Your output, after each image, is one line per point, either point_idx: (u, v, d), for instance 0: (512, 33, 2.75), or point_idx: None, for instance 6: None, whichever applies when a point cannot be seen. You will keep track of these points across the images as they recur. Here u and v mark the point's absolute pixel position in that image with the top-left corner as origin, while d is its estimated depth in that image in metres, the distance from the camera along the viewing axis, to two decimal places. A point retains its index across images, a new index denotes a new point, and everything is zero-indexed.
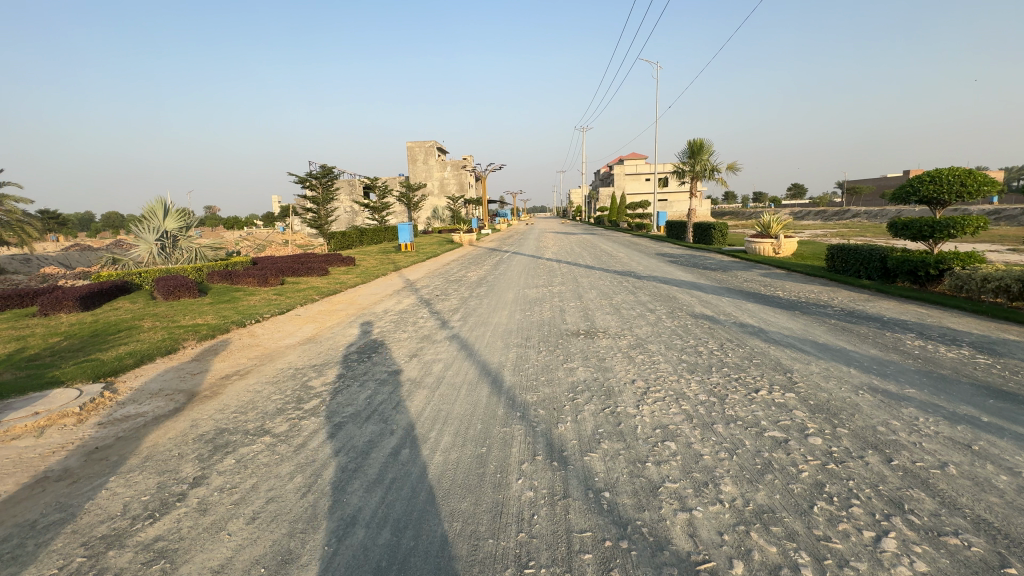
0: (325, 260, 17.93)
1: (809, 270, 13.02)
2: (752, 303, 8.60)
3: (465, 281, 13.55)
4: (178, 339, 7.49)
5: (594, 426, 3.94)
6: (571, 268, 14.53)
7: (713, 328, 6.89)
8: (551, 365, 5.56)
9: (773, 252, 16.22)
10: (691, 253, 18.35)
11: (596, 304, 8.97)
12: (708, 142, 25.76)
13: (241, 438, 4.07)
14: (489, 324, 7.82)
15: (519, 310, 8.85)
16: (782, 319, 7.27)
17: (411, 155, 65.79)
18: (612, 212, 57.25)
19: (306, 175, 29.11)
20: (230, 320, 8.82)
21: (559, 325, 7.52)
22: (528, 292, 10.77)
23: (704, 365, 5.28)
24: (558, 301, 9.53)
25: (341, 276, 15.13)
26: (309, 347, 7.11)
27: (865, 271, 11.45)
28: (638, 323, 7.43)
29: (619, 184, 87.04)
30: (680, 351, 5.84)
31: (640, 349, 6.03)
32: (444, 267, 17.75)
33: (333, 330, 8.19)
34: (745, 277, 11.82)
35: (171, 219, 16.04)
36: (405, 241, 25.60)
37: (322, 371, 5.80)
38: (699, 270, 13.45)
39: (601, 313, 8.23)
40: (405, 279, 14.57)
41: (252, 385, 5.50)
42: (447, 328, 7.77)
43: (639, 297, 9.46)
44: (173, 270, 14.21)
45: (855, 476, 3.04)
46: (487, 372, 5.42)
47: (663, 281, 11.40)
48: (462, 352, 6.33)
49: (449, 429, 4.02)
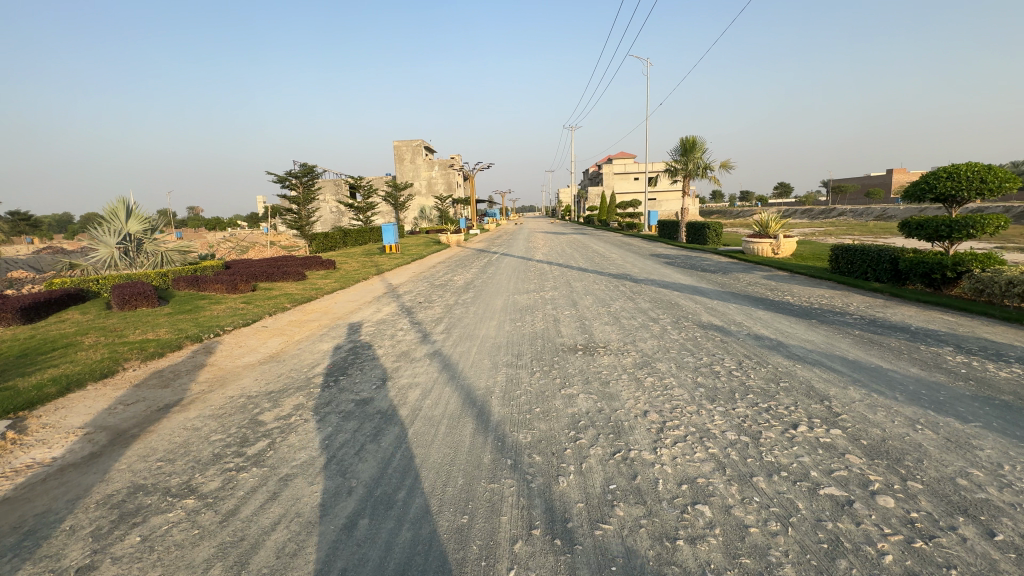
0: (303, 263, 16.96)
1: (813, 272, 12.41)
2: (763, 310, 7.88)
3: (451, 285, 12.73)
4: (120, 360, 6.55)
5: (604, 480, 3.15)
6: (564, 271, 13.71)
7: (726, 342, 6.13)
8: (547, 391, 4.76)
9: (773, 253, 15.61)
10: (687, 254, 17.66)
11: (593, 313, 8.21)
12: (701, 140, 25.17)
13: (157, 502, 3.20)
14: (475, 338, 6.99)
15: (509, 320, 8.04)
16: (801, 331, 6.54)
17: (397, 153, 64.57)
18: (601, 212, 56.71)
19: (286, 174, 27.98)
20: (186, 334, 7.87)
21: (554, 338, 6.72)
22: (518, 299, 9.96)
23: (726, 391, 4.52)
24: (552, 310, 8.73)
25: (319, 281, 14.21)
26: (269, 368, 6.22)
27: (873, 274, 10.85)
28: (642, 336, 6.65)
29: (609, 183, 86.78)
30: (694, 373, 5.08)
31: (647, 370, 5.25)
32: (429, 269, 16.87)
33: (300, 346, 7.30)
34: (749, 281, 11.13)
35: (134, 221, 14.92)
36: (390, 242, 24.69)
37: (278, 401, 4.94)
38: (698, 272, 12.77)
39: (600, 323, 7.45)
40: (388, 284, 13.71)
41: (191, 421, 4.61)
42: (428, 343, 6.92)
43: (640, 305, 8.69)
44: (134, 276, 13.13)
45: (957, 563, 2.29)
46: (472, 402, 4.59)
47: (663, 286, 10.70)
48: (443, 374, 5.50)
49: (422, 487, 3.19)
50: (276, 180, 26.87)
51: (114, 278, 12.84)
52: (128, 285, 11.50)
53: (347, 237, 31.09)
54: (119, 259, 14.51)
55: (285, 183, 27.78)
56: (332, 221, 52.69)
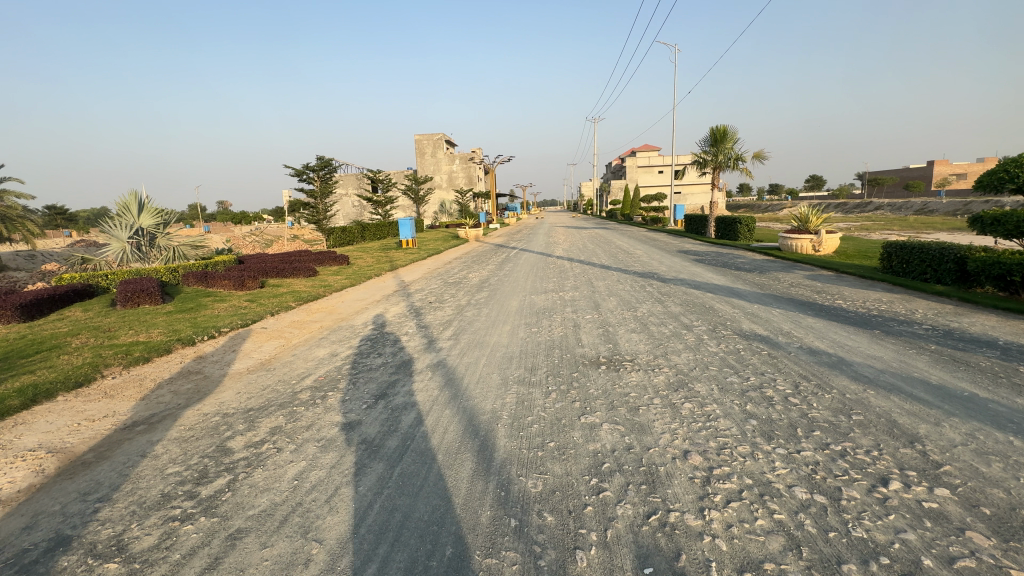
0: (317, 259, 16.54)
1: (862, 271, 11.27)
2: (813, 317, 6.91)
3: (466, 283, 12.04)
4: (101, 366, 6.06)
5: (637, 560, 2.37)
6: (586, 269, 12.85)
7: (776, 358, 5.24)
8: (563, 419, 3.99)
9: (813, 250, 14.41)
10: (717, 250, 16.53)
11: (618, 318, 7.39)
12: (733, 129, 23.78)
13: (73, 566, 2.58)
14: (485, 346, 6.26)
15: (524, 325, 7.28)
16: (865, 345, 5.59)
17: (418, 147, 64.30)
18: (625, 205, 55.38)
19: (304, 167, 27.71)
20: (179, 337, 7.37)
21: (574, 349, 5.93)
22: (535, 300, 9.18)
23: (785, 426, 3.67)
24: (572, 313, 7.92)
25: (330, 277, 13.72)
26: (256, 378, 5.61)
27: (934, 275, 9.71)
28: (674, 347, 5.80)
29: (632, 176, 84.88)
30: (741, 398, 4.23)
31: (685, 392, 4.42)
32: (445, 266, 16.23)
33: (295, 351, 6.68)
34: (791, 281, 10.09)
35: (146, 215, 14.68)
36: (406, 237, 24.19)
37: (254, 423, 4.30)
38: (732, 271, 11.77)
39: (625, 330, 6.64)
40: (400, 281, 13.12)
41: (153, 445, 4.02)
42: (432, 351, 6.24)
43: (670, 309, 7.80)
44: (143, 271, 12.83)
45: None
46: (474, 432, 3.84)
47: (694, 286, 9.77)
48: (445, 391, 4.78)
49: (399, 560, 2.47)
50: (293, 174, 26.60)
51: (123, 273, 12.58)
52: (133, 281, 11.16)
53: (365, 232, 30.79)
54: (131, 254, 14.27)
55: (302, 176, 27.52)
56: (353, 214, 52.73)
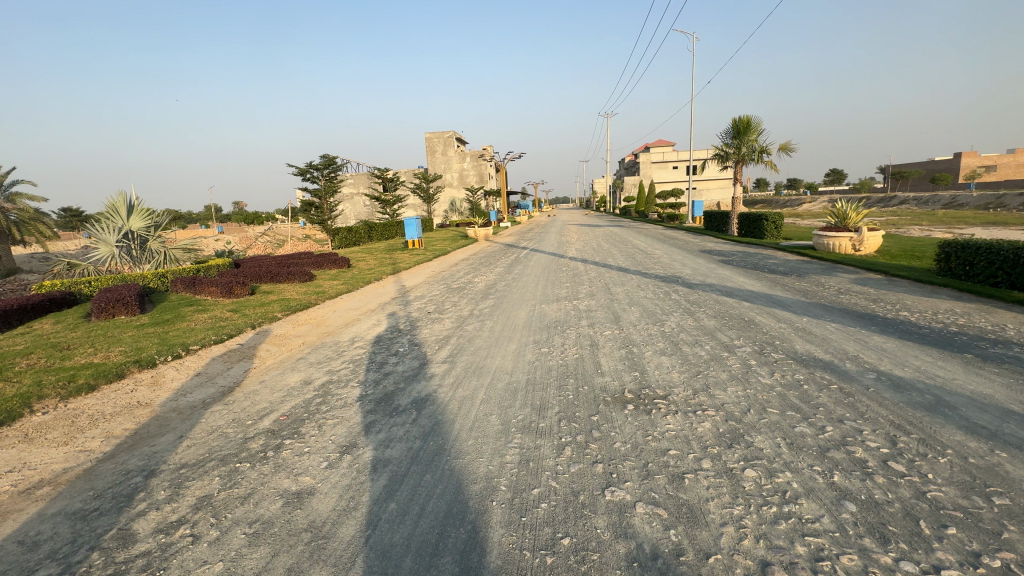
0: (316, 262, 15.69)
1: (916, 275, 9.99)
2: (880, 336, 5.75)
3: (470, 289, 11.02)
4: (35, 397, 5.15)
5: None
6: (602, 273, 11.74)
7: (852, 397, 4.11)
8: (583, 496, 2.93)
9: (853, 250, 13.10)
10: (744, 250, 15.28)
11: (643, 335, 6.30)
12: (757, 120, 22.36)
13: None
14: (485, 373, 5.22)
15: (532, 344, 6.23)
16: (963, 377, 4.42)
17: (429, 146, 63.52)
18: (640, 202, 53.80)
19: (308, 166, 26.97)
20: (140, 358, 6.47)
21: (592, 378, 4.87)
22: (546, 311, 8.12)
23: (901, 518, 2.56)
24: (589, 328, 6.85)
25: (327, 282, 12.83)
26: (208, 415, 4.66)
27: (1006, 279, 8.43)
28: (717, 377, 4.70)
29: (647, 173, 83.11)
30: (824, 463, 3.12)
31: (743, 450, 3.32)
32: (452, 268, 15.26)
33: (265, 377, 5.73)
34: (837, 287, 8.87)
35: (136, 217, 13.88)
36: (413, 238, 23.37)
37: (180, 490, 3.32)
38: (767, 274, 10.57)
39: (654, 353, 5.56)
40: (400, 286, 12.16)
41: (40, 525, 3.05)
42: (422, 379, 5.23)
43: (703, 324, 6.67)
44: (128, 277, 12.01)
45: None
46: (459, 518, 2.79)
47: (728, 294, 8.61)
48: (429, 441, 3.74)
49: None
50: (296, 173, 25.82)
51: (107, 279, 11.77)
52: (113, 290, 10.34)
53: (372, 232, 30.00)
54: (119, 259, 13.48)
55: (307, 175, 26.77)
56: (362, 214, 52.11)
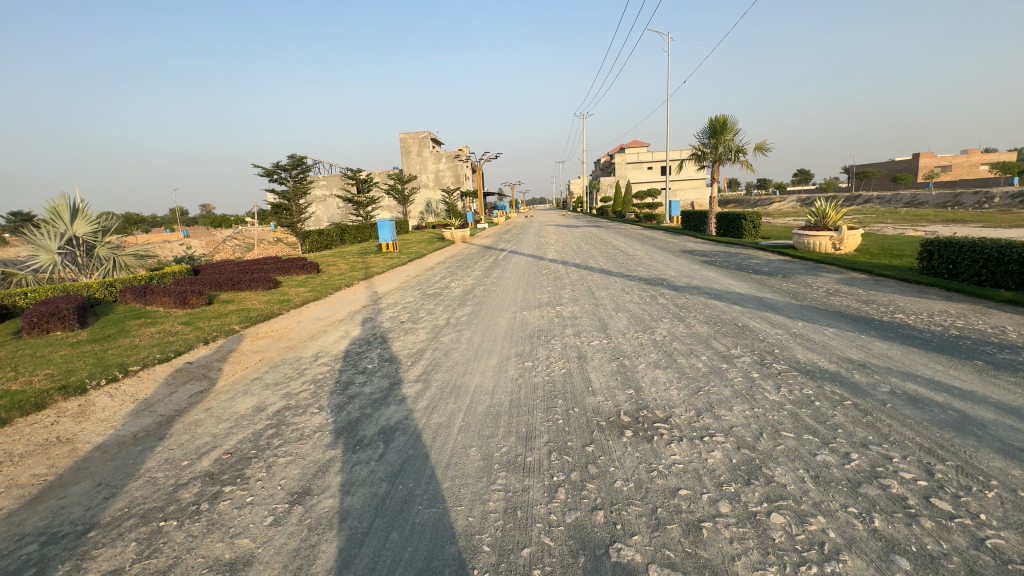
0: (283, 268, 14.81)
1: (900, 274, 9.89)
2: (883, 342, 5.44)
3: (447, 294, 10.43)
4: None
5: None
6: (584, 276, 11.31)
7: (870, 415, 3.73)
8: (584, 558, 2.42)
9: (833, 249, 13.05)
10: (725, 250, 15.11)
11: (634, 345, 5.85)
12: (733, 119, 22.39)
13: None
14: (463, 394, 4.67)
15: (514, 357, 5.71)
16: (981, 388, 4.09)
17: (404, 146, 62.34)
18: (617, 202, 53.92)
19: (275, 167, 25.82)
20: (69, 382, 5.68)
21: (582, 398, 4.37)
22: (528, 318, 7.62)
23: None
24: (575, 337, 6.37)
25: (293, 289, 12.03)
26: (137, 455, 3.97)
27: (991, 278, 8.33)
28: (720, 394, 4.27)
29: (623, 173, 83.72)
30: (858, 503, 2.68)
31: (764, 488, 2.86)
32: (428, 272, 14.62)
33: (212, 404, 5.04)
34: (825, 288, 8.64)
35: (82, 221, 12.75)
36: (387, 240, 22.60)
37: (83, 563, 2.67)
38: (752, 275, 10.32)
39: (647, 366, 5.10)
40: (372, 293, 11.46)
41: None
42: (392, 402, 4.64)
43: (696, 331, 6.27)
44: (70, 287, 10.95)
45: None
46: None
47: (716, 297, 8.27)
48: (397, 485, 3.17)
49: None
50: (262, 174, 24.65)
51: (46, 290, 10.70)
52: (50, 302, 9.36)
53: (344, 234, 29.01)
54: (62, 267, 12.36)
55: (274, 176, 25.61)
56: (335, 215, 50.71)
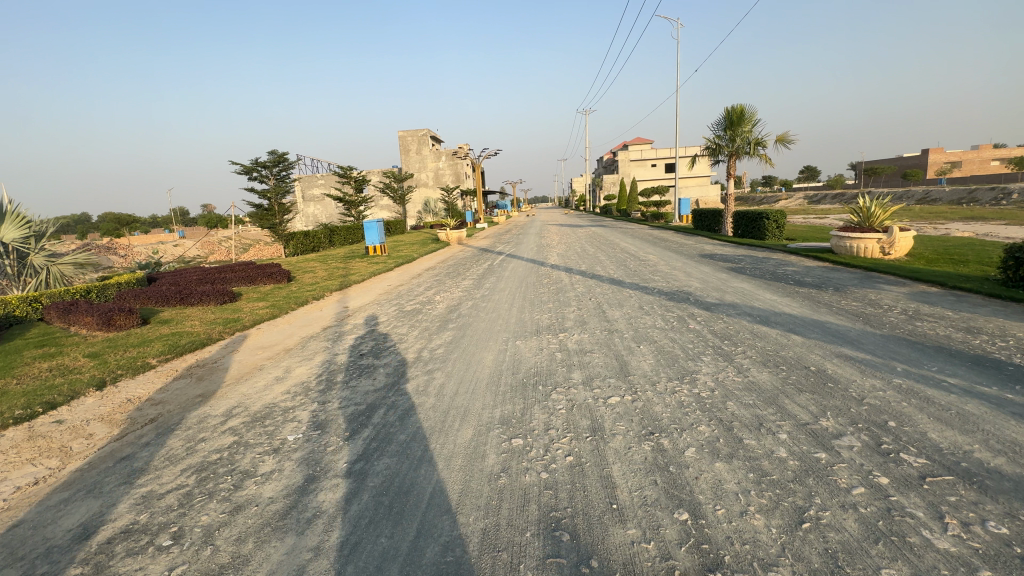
0: (249, 277, 13.04)
1: (979, 287, 8.04)
2: None
3: (428, 312, 8.65)
4: None
5: None
6: (592, 288, 9.51)
7: None
8: None
9: (881, 254, 11.20)
10: (752, 254, 13.27)
11: (671, 407, 4.03)
12: (751, 109, 20.54)
13: None
14: (408, 513, 2.88)
15: (498, 428, 3.89)
16: None
17: (402, 144, 60.65)
18: (622, 200, 51.92)
19: (256, 164, 24.04)
20: None
21: (605, 534, 2.57)
22: (521, 353, 5.83)
23: None
24: (585, 389, 4.56)
25: (251, 304, 10.28)
26: None
27: None
28: (842, 532, 2.46)
29: (626, 170, 81.90)
30: None
31: None
32: (413, 281, 12.85)
33: (29, 514, 3.27)
34: (898, 307, 6.83)
35: (9, 225, 11.00)
36: (374, 243, 20.84)
37: None
38: (796, 289, 8.49)
39: (700, 454, 3.27)
40: (340, 309, 9.68)
41: None
42: (292, 528, 2.84)
43: (756, 382, 4.44)
44: None
45: None
46: None
47: (764, 320, 6.45)
48: None
49: None
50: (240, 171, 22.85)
51: None
52: None
53: (333, 235, 27.27)
54: None
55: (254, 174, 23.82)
56: (330, 216, 49.04)
